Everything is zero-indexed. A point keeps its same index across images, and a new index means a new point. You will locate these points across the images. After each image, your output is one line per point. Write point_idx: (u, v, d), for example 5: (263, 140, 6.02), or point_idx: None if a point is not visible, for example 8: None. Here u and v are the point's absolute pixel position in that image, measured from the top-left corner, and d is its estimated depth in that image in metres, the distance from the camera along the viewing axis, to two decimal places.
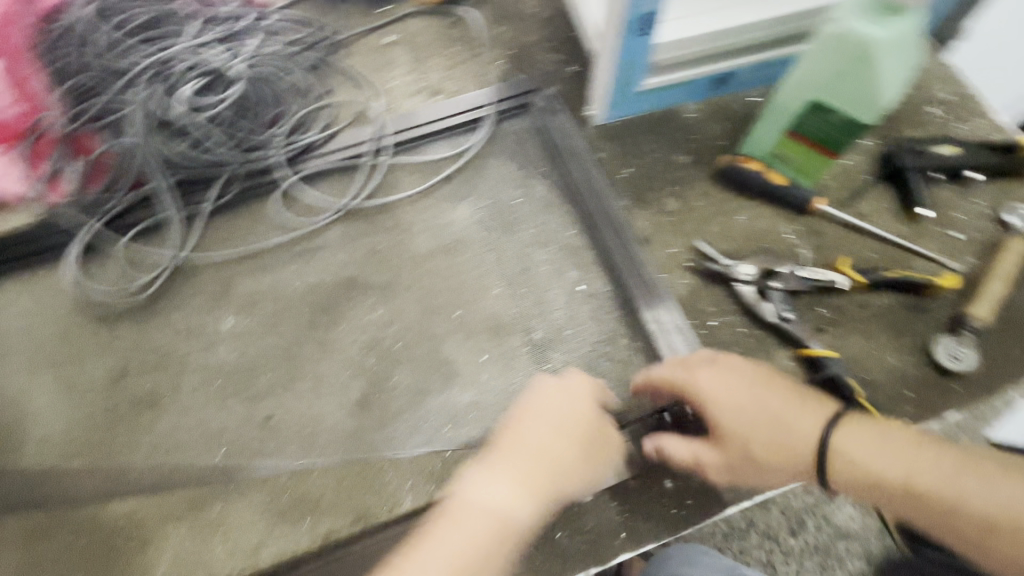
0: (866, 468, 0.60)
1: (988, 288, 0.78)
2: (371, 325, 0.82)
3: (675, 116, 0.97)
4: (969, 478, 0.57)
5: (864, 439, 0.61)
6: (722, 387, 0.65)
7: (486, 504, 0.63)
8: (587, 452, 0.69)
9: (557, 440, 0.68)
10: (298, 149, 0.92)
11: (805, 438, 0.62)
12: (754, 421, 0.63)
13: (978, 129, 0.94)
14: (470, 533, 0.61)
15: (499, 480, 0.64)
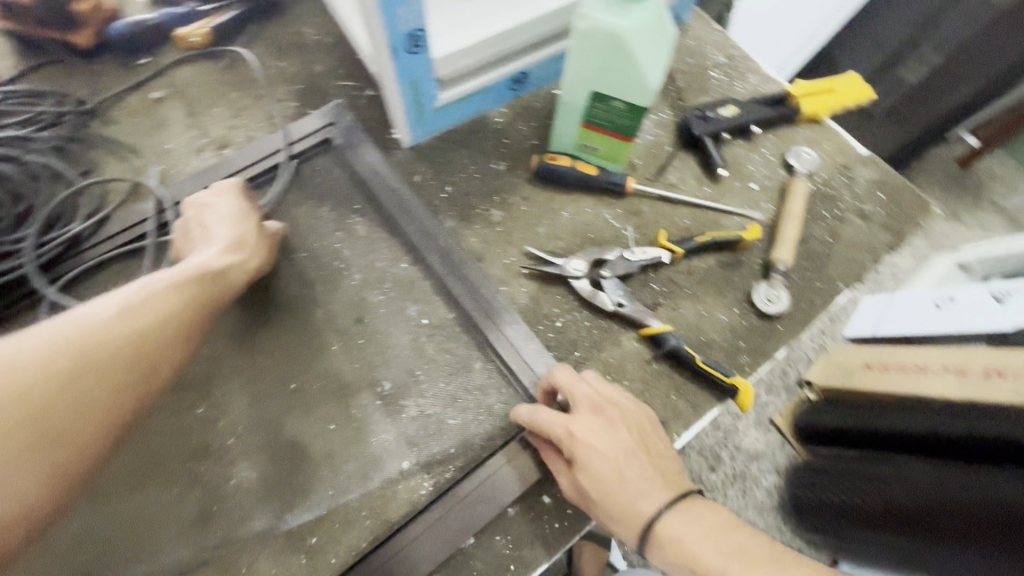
0: (686, 551, 0.60)
1: (784, 230, 0.87)
2: (194, 430, 0.73)
3: (483, 124, 0.95)
4: (762, 566, 0.57)
5: (690, 524, 0.61)
6: (604, 437, 0.64)
7: (213, 267, 0.71)
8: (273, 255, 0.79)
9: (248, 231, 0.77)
10: (62, 245, 0.79)
11: (640, 511, 0.62)
12: (604, 477, 0.62)
13: (753, 84, 1.03)
14: (173, 278, 0.66)
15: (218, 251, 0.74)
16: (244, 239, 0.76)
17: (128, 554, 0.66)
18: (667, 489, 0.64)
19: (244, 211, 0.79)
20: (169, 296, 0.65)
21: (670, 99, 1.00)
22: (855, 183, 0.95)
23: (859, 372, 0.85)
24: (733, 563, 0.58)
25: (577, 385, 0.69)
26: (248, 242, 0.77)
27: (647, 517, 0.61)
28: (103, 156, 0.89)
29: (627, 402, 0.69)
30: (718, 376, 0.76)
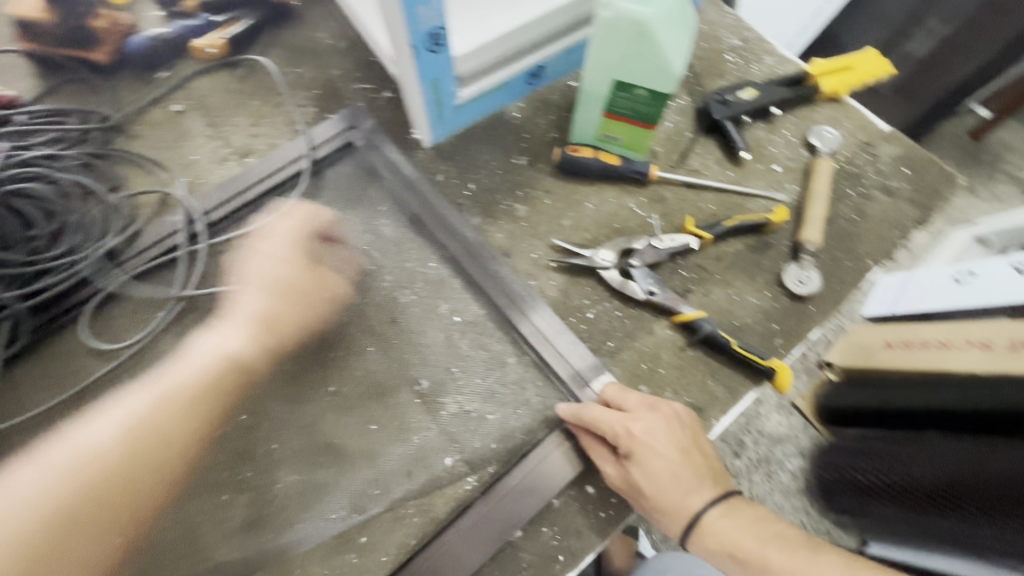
0: (727, 540, 0.62)
1: (811, 211, 0.86)
2: (237, 437, 0.74)
3: (502, 119, 0.95)
4: (800, 551, 0.59)
5: (732, 517, 0.63)
6: (656, 435, 0.66)
7: (215, 348, 0.70)
8: (317, 308, 0.78)
9: (295, 296, 0.75)
10: (97, 260, 0.80)
11: (686, 507, 0.64)
12: (658, 475, 0.64)
13: (770, 66, 1.02)
14: (177, 377, 0.67)
15: (238, 328, 0.72)
16: (292, 313, 0.75)
17: (180, 563, 0.67)
18: (714, 487, 0.66)
19: (291, 267, 0.77)
20: (184, 391, 0.65)
21: (687, 85, 1.00)
22: (879, 160, 0.95)
23: (880, 352, 0.85)
24: (771, 548, 0.60)
25: (629, 392, 0.71)
26: (292, 300, 0.75)
27: (695, 511, 0.64)
28: (130, 171, 0.90)
29: (678, 405, 0.70)
30: (755, 360, 0.76)
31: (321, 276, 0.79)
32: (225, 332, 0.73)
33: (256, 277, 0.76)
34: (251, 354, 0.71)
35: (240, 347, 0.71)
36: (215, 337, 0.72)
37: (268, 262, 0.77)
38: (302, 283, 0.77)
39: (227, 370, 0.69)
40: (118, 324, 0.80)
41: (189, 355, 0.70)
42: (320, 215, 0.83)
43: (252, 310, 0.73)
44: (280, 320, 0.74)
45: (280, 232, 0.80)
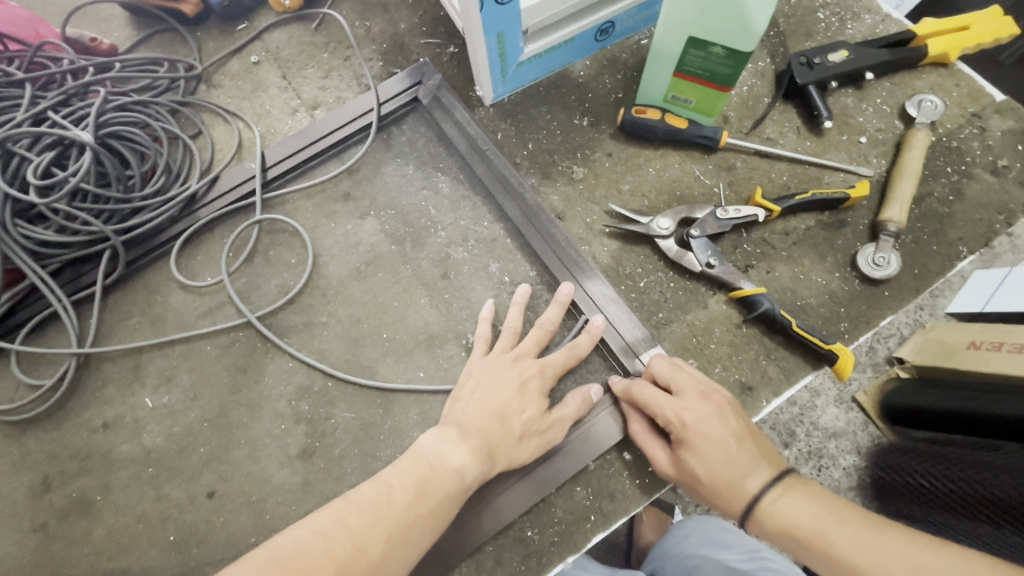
0: (781, 522, 0.56)
1: (898, 187, 0.78)
2: (296, 373, 0.79)
3: (566, 78, 0.92)
4: (860, 528, 0.52)
5: (784, 496, 0.58)
6: (709, 421, 0.62)
7: (437, 457, 0.61)
8: (530, 433, 0.66)
9: (525, 401, 0.67)
10: (181, 203, 0.86)
11: (744, 492, 0.59)
12: (709, 457, 0.60)
13: (869, 25, 0.92)
14: (424, 477, 0.59)
15: (458, 443, 0.62)
16: (513, 419, 0.66)
17: (242, 482, 0.74)
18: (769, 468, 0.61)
19: (531, 371, 0.70)
20: (432, 497, 0.58)
21: (770, 46, 0.92)
22: (988, 135, 0.84)
23: (962, 352, 0.80)
24: (830, 526, 0.54)
25: (681, 371, 0.67)
26: (510, 424, 0.65)
27: (753, 494, 0.59)
28: (211, 120, 0.95)
29: (727, 391, 0.66)
30: (815, 342, 0.71)
31: (545, 379, 0.70)
32: (449, 433, 0.64)
33: (477, 379, 0.70)
34: (476, 472, 0.62)
35: (464, 465, 0.61)
36: (437, 435, 0.63)
37: (497, 360, 0.72)
38: (548, 375, 0.71)
39: (458, 489, 0.60)
40: (197, 261, 0.86)
41: (418, 455, 0.61)
42: (583, 342, 0.73)
43: (481, 416, 0.65)
44: (499, 440, 0.64)
45: (510, 329, 0.75)
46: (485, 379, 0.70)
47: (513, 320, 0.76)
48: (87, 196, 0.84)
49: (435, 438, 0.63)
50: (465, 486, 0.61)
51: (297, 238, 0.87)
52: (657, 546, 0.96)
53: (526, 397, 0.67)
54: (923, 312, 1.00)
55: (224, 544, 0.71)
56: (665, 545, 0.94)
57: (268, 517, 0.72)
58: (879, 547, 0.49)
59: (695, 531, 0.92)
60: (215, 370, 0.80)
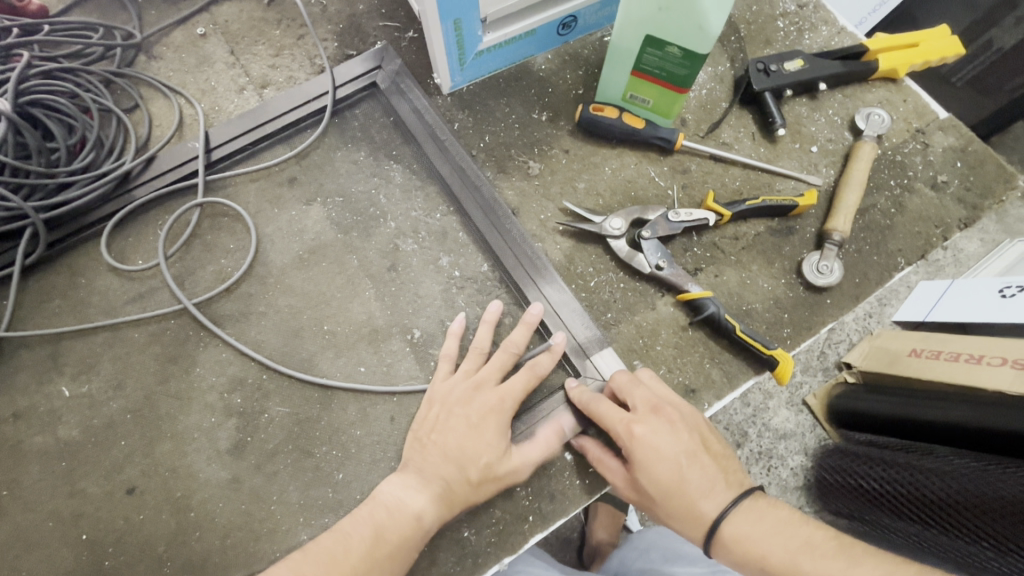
0: (749, 545, 0.56)
1: (844, 197, 0.80)
2: (229, 364, 0.75)
3: (527, 71, 0.91)
4: (833, 560, 0.53)
5: (750, 518, 0.58)
6: (660, 437, 0.61)
7: (397, 504, 0.61)
8: (487, 475, 0.63)
9: (482, 441, 0.63)
10: (114, 180, 0.80)
11: (702, 515, 0.58)
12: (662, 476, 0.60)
13: (825, 36, 0.94)
14: (381, 524, 0.59)
15: (417, 489, 0.62)
16: (468, 462, 0.62)
17: (165, 477, 0.70)
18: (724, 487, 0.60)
19: (489, 405, 0.66)
20: (390, 544, 0.58)
21: (730, 51, 0.92)
22: (930, 151, 0.87)
23: (904, 359, 0.81)
24: (802, 556, 0.55)
25: (638, 384, 0.66)
26: (465, 467, 0.62)
27: (710, 513, 0.58)
28: (150, 94, 0.89)
29: (684, 405, 0.65)
30: (757, 347, 0.72)
31: (505, 412, 0.66)
32: (409, 478, 0.63)
33: (437, 412, 0.67)
34: (436, 516, 0.61)
35: (424, 510, 0.60)
36: (398, 481, 0.63)
37: (456, 392, 0.68)
38: (508, 407, 0.66)
39: (417, 534, 0.60)
40: (127, 243, 0.81)
41: (378, 502, 0.61)
42: (545, 361, 0.70)
43: (438, 459, 0.63)
44: (455, 483, 0.62)
45: (475, 352, 0.72)
46: (443, 416, 0.66)
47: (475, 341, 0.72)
48: (6, 170, 0.77)
49: (396, 487, 0.62)
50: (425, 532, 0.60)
51: (238, 222, 0.82)
52: (620, 561, 0.96)
53: (484, 438, 0.63)
54: (869, 319, 1.07)
55: (142, 544, 0.67)
56: (628, 561, 0.94)
57: (192, 516, 0.68)
58: None
59: (656, 544, 0.92)
60: (141, 359, 0.75)
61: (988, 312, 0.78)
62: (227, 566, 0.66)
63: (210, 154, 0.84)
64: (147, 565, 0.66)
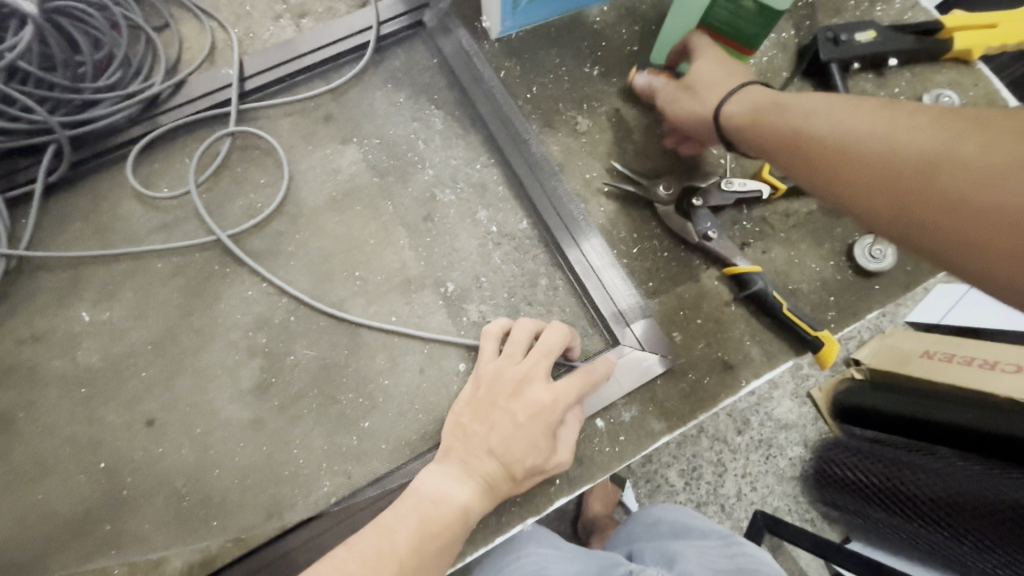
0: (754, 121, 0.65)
1: None
2: (256, 303, 0.73)
3: (580, 22, 0.86)
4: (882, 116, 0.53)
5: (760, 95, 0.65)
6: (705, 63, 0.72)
7: (440, 494, 0.57)
8: (531, 474, 0.60)
9: (530, 444, 0.59)
10: (142, 103, 0.76)
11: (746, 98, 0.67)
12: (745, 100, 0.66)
13: (898, 10, 0.88)
14: (426, 517, 0.56)
15: (458, 485, 0.58)
16: (513, 462, 0.58)
17: (186, 412, 0.68)
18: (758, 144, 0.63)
19: (540, 403, 0.60)
20: (434, 540, 0.55)
21: (797, 17, 0.87)
22: None
23: (914, 360, 0.79)
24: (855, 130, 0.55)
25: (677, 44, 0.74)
26: (511, 467, 0.58)
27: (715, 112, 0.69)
28: (181, 14, 0.84)
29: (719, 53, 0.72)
30: (803, 327, 0.70)
31: (555, 413, 0.60)
32: (450, 468, 0.59)
33: (483, 399, 0.62)
34: (478, 510, 0.59)
35: (468, 505, 0.58)
36: (439, 470, 0.59)
37: (504, 380, 0.63)
38: (560, 408, 0.61)
39: (461, 528, 0.57)
40: (153, 169, 0.77)
41: (419, 495, 0.58)
42: (598, 368, 0.65)
43: (481, 454, 0.59)
44: (498, 480, 0.59)
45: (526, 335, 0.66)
46: (490, 409, 0.61)
47: (531, 326, 0.67)
48: (30, 80, 0.73)
49: (437, 477, 0.59)
50: (467, 526, 0.58)
51: (269, 156, 0.78)
52: (631, 543, 0.93)
53: (536, 439, 0.59)
54: (881, 320, 1.05)
55: (161, 475, 0.66)
56: (639, 543, 0.91)
57: (212, 453, 0.67)
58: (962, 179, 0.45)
59: (666, 519, 0.91)
60: (163, 290, 0.73)
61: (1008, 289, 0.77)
62: (247, 504, 0.65)
63: (245, 84, 0.80)
64: (165, 499, 0.65)
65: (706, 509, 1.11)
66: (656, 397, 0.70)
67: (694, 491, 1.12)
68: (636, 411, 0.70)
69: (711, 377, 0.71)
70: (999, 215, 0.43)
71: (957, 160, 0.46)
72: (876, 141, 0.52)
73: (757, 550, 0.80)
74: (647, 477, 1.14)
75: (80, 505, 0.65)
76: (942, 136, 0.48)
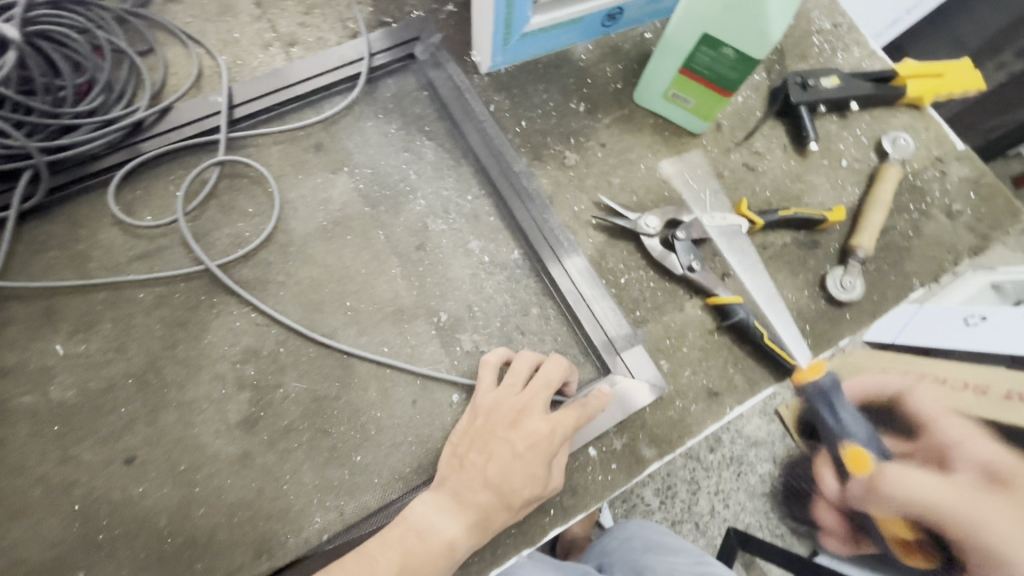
0: (923, 498, 0.62)
1: (869, 216, 0.82)
2: (243, 333, 0.71)
3: (567, 60, 0.89)
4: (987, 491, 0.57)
5: (942, 414, 0.65)
6: (936, 399, 0.67)
7: (429, 527, 0.58)
8: (526, 504, 0.61)
9: (528, 474, 0.60)
10: (124, 128, 0.74)
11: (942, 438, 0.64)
12: (941, 392, 0.67)
13: (857, 58, 0.96)
14: (410, 549, 0.56)
15: (451, 514, 0.59)
16: (508, 492, 0.59)
17: (169, 449, 0.66)
18: None
19: (539, 433, 0.62)
20: (415, 572, 0.55)
21: (768, 62, 0.93)
22: (947, 179, 0.90)
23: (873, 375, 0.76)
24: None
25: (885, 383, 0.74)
26: (508, 497, 0.59)
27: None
28: (166, 39, 0.83)
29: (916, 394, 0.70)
30: (782, 356, 0.73)
31: (552, 445, 0.61)
32: (443, 499, 0.60)
33: (481, 427, 0.63)
34: (468, 544, 0.58)
35: (457, 538, 0.58)
36: (431, 501, 0.60)
37: (503, 410, 0.64)
38: (556, 439, 0.62)
39: (446, 563, 0.57)
40: (136, 196, 0.75)
41: (408, 524, 0.58)
42: (593, 402, 0.66)
43: (476, 484, 0.60)
44: (492, 511, 0.59)
45: (527, 370, 0.67)
46: (489, 439, 0.62)
47: (533, 359, 0.68)
48: (7, 103, 0.70)
49: (429, 507, 0.59)
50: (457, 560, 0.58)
51: (258, 184, 0.78)
52: (602, 558, 0.96)
53: (532, 471, 0.60)
54: None
55: (142, 517, 0.63)
56: (610, 558, 0.94)
57: (196, 491, 0.64)
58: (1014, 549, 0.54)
59: (638, 536, 0.94)
60: (146, 321, 0.70)
61: (952, 336, 0.74)
62: (234, 545, 0.63)
63: (232, 111, 0.79)
64: (147, 541, 0.62)
65: (680, 528, 1.14)
66: (646, 424, 0.72)
67: (669, 509, 1.15)
68: (627, 438, 0.71)
69: (697, 405, 0.73)
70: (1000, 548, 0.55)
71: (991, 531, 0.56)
72: (992, 526, 0.56)
73: (724, 571, 0.85)
74: (624, 498, 1.16)
75: (52, 551, 0.61)
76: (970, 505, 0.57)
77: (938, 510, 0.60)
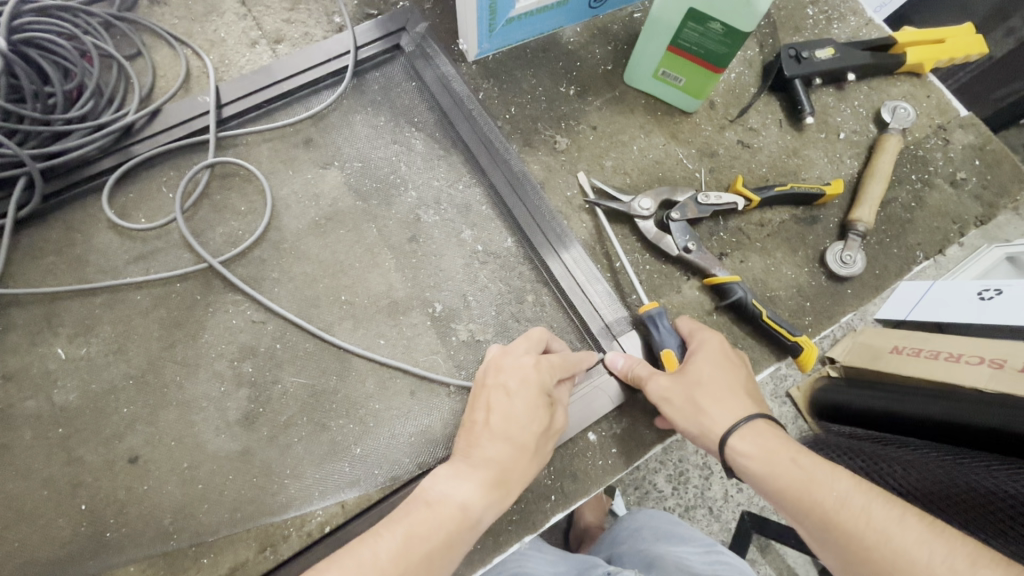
0: (758, 462, 0.56)
1: (869, 188, 0.80)
2: (241, 331, 0.71)
3: (554, 43, 0.88)
4: (831, 469, 0.52)
5: (761, 431, 0.58)
6: (711, 358, 0.64)
7: (439, 496, 0.55)
8: (540, 443, 0.60)
9: (530, 410, 0.60)
10: (115, 132, 0.74)
11: (737, 412, 0.60)
12: (713, 340, 0.66)
13: (853, 27, 0.93)
14: (420, 520, 0.53)
15: (465, 476, 0.57)
16: (513, 430, 0.58)
17: (170, 447, 0.66)
18: (758, 399, 0.63)
19: (525, 368, 0.62)
20: (428, 541, 0.52)
21: (761, 36, 0.91)
22: (950, 148, 0.87)
23: (885, 356, 0.74)
24: (888, 527, 0.46)
25: (700, 330, 0.68)
26: (518, 439, 0.58)
27: (717, 435, 0.59)
28: (153, 42, 0.83)
29: (732, 358, 0.65)
30: (782, 334, 0.72)
31: (542, 378, 0.62)
32: (453, 467, 0.58)
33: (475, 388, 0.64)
34: (485, 504, 0.56)
35: (471, 497, 0.55)
36: (439, 474, 0.58)
37: (488, 365, 0.65)
38: (545, 371, 0.63)
39: (462, 527, 0.54)
40: (129, 200, 0.76)
41: (418, 498, 0.56)
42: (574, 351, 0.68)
43: (479, 437, 0.59)
44: (503, 456, 0.58)
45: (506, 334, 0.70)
46: (483, 394, 0.62)
47: None
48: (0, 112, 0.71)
49: (438, 477, 0.57)
50: (476, 521, 0.55)
51: (250, 183, 0.78)
52: (611, 548, 0.95)
53: (530, 406, 0.60)
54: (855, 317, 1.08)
55: (147, 514, 0.64)
56: (619, 548, 0.94)
57: (199, 488, 0.65)
58: (894, 528, 0.45)
59: (647, 525, 0.94)
60: (144, 322, 0.71)
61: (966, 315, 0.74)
62: (238, 540, 0.63)
63: (221, 111, 0.79)
64: (151, 539, 0.63)
65: (693, 513, 1.13)
66: (644, 408, 0.71)
67: (681, 495, 1.14)
68: (626, 423, 0.71)
69: None
70: (867, 548, 0.46)
71: (848, 513, 0.48)
72: (823, 501, 0.50)
73: (733, 559, 0.86)
74: (636, 484, 1.15)
75: (61, 550, 0.62)
76: (904, 523, 0.45)
77: (774, 489, 0.54)
